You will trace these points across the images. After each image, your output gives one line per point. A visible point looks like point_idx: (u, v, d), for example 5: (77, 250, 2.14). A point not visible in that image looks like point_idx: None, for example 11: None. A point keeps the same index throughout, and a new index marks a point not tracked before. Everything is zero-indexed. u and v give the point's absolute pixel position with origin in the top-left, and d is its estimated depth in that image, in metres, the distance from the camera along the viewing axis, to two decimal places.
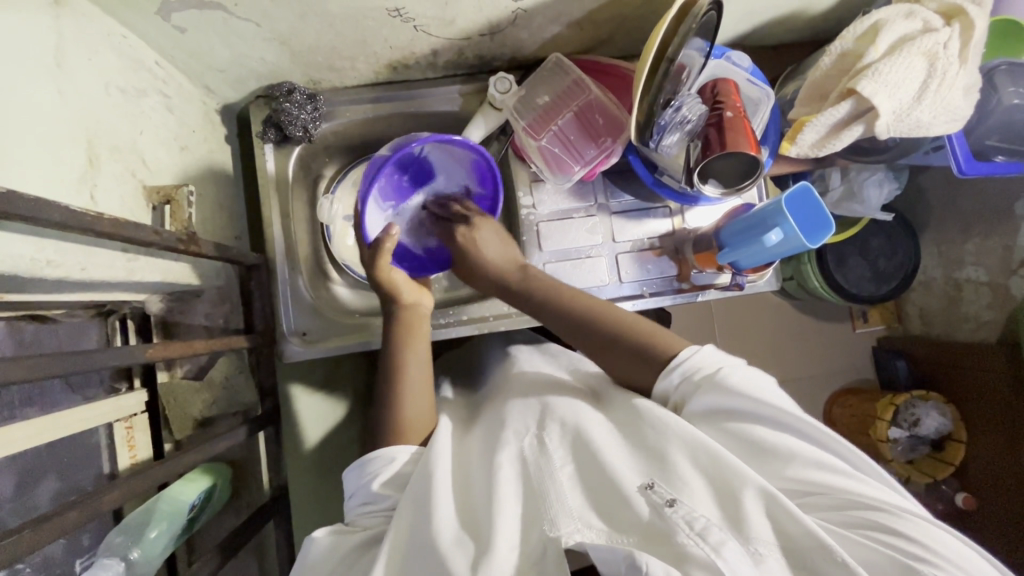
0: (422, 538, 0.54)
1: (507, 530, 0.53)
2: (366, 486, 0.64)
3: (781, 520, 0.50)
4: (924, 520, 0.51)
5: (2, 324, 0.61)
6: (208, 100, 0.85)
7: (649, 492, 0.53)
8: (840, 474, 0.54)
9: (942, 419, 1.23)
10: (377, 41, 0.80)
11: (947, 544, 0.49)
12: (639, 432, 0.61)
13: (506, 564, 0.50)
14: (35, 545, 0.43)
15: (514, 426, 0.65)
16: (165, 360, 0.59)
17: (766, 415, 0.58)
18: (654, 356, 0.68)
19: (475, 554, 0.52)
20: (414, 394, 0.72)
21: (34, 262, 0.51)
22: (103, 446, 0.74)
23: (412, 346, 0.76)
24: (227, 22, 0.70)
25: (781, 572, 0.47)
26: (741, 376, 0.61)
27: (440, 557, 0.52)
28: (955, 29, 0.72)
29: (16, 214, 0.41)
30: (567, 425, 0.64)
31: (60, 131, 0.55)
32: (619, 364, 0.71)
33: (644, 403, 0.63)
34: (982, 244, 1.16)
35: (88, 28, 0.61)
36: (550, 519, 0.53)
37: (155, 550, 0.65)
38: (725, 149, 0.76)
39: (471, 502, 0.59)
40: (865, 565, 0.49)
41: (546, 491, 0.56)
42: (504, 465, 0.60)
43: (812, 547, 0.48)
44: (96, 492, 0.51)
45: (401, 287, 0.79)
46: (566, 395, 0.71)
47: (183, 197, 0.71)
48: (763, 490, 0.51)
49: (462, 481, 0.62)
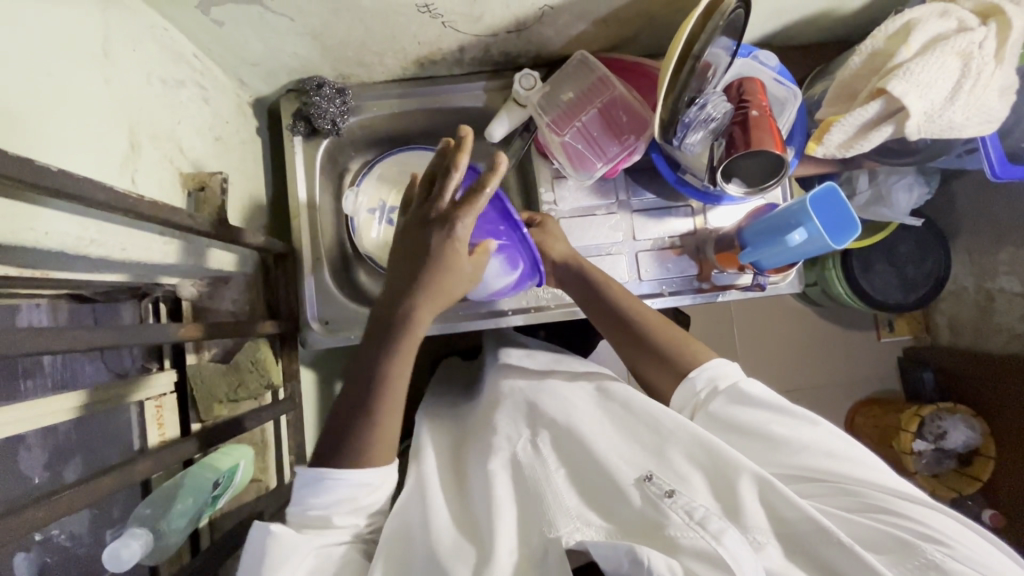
0: (422, 545, 0.57)
1: (506, 534, 0.55)
2: (331, 503, 0.61)
3: (778, 506, 0.52)
4: (940, 511, 0.53)
5: (44, 302, 0.64)
6: (242, 92, 0.88)
7: (645, 485, 0.56)
8: (837, 460, 0.58)
9: (970, 433, 1.20)
10: (406, 37, 0.82)
11: (943, 521, 0.52)
12: (632, 427, 0.63)
13: (507, 562, 0.53)
14: (75, 505, 0.45)
15: (505, 430, 0.67)
16: (196, 339, 0.61)
17: (777, 415, 0.61)
18: (674, 361, 0.69)
19: (476, 554, 0.55)
20: (393, 405, 0.64)
21: (80, 241, 0.53)
22: (134, 422, 0.75)
23: (405, 361, 0.64)
24: (263, 16, 0.72)
25: (779, 557, 0.50)
26: (751, 384, 0.64)
27: (440, 563, 0.54)
28: (990, 28, 0.71)
29: (67, 192, 0.44)
30: (560, 425, 0.65)
31: (105, 120, 0.58)
32: (647, 366, 0.71)
33: (639, 399, 0.65)
34: (1017, 254, 1.13)
35: (132, 20, 0.63)
36: (547, 520, 0.55)
37: (179, 524, 0.65)
38: (749, 147, 0.76)
39: (468, 511, 0.61)
40: (870, 545, 0.52)
41: (542, 492, 0.58)
42: (496, 472, 0.62)
43: (810, 532, 0.50)
44: (129, 462, 0.52)
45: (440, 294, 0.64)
46: (548, 385, 0.73)
47: (216, 183, 0.73)
48: (757, 477, 0.54)
49: (457, 480, 0.68)
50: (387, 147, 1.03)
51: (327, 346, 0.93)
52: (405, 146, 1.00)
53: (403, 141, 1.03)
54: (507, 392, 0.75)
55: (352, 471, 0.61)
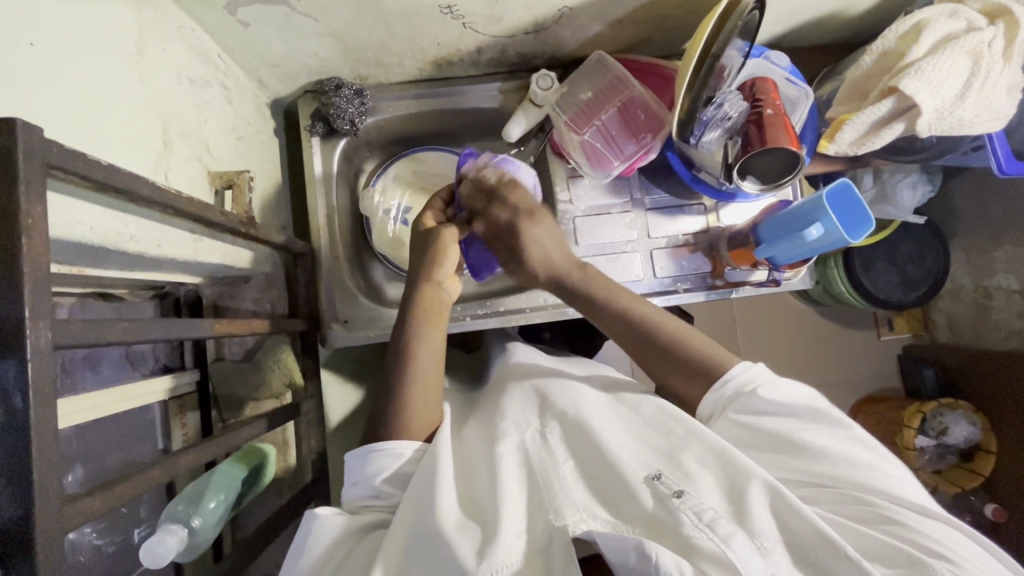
0: (428, 526, 0.55)
1: (512, 520, 0.54)
2: (371, 479, 0.65)
3: (788, 516, 0.52)
4: (955, 533, 0.52)
5: (74, 300, 0.64)
6: (260, 93, 0.88)
7: (655, 483, 0.55)
8: (857, 470, 0.57)
9: (971, 429, 1.21)
10: (426, 38, 0.83)
11: (954, 541, 0.51)
12: (644, 431, 0.64)
13: (512, 550, 0.51)
14: (130, 493, 0.44)
15: (514, 418, 0.67)
16: (228, 335, 0.60)
17: (804, 421, 0.61)
18: (704, 369, 0.68)
19: (479, 536, 0.53)
20: (422, 386, 0.72)
21: (120, 236, 0.54)
22: (157, 421, 0.80)
23: (432, 338, 0.75)
24: (288, 17, 0.73)
25: (786, 565, 0.49)
26: (778, 389, 0.63)
27: (445, 541, 0.53)
28: (999, 28, 0.73)
29: (114, 186, 0.44)
30: (569, 418, 0.66)
31: (138, 116, 0.58)
32: (669, 374, 0.71)
33: (649, 404, 0.67)
34: (1014, 251, 1.15)
35: (162, 19, 0.64)
36: (555, 508, 0.54)
37: (213, 519, 0.65)
38: (766, 145, 0.77)
39: (474, 496, 0.60)
40: (880, 557, 0.51)
41: (551, 482, 0.58)
42: (505, 454, 0.62)
43: (816, 545, 0.50)
44: (172, 454, 0.51)
45: (446, 262, 0.79)
46: (568, 383, 0.73)
47: (244, 182, 0.74)
48: (768, 485, 0.54)
49: (464, 469, 0.64)
50: (401, 147, 1.03)
51: (347, 344, 0.92)
52: (419, 150, 1.00)
53: (417, 142, 1.04)
54: (517, 384, 0.75)
55: (393, 441, 0.66)
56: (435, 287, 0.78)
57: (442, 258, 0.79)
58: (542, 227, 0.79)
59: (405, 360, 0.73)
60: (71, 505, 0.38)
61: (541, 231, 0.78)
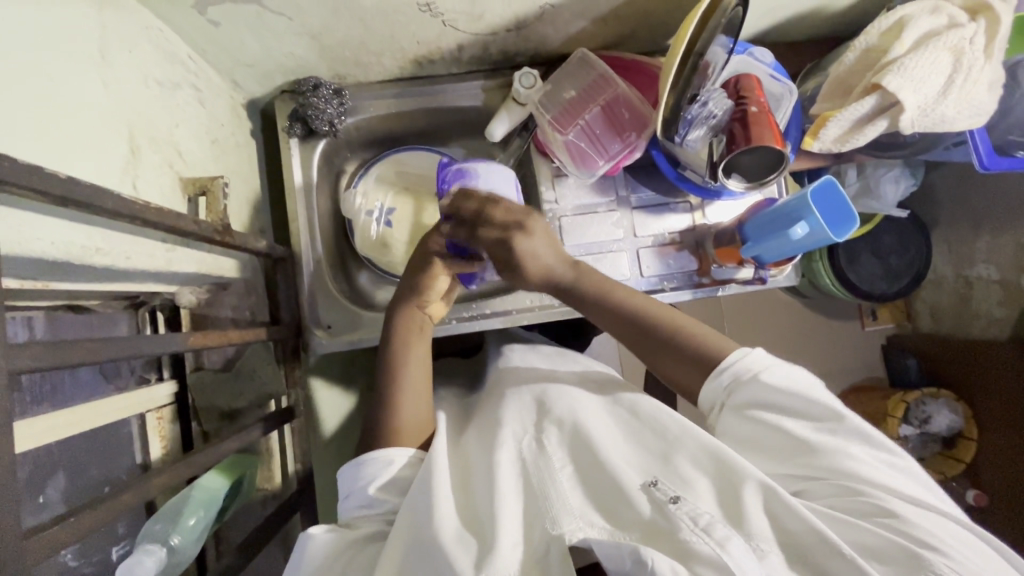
0: (423, 536, 0.55)
1: (510, 527, 0.54)
2: (364, 489, 0.64)
3: (781, 515, 0.51)
4: (951, 524, 0.52)
5: (40, 313, 0.62)
6: (235, 94, 0.86)
7: (651, 490, 0.54)
8: (854, 463, 0.56)
9: (953, 417, 1.23)
10: (405, 37, 0.81)
11: (951, 532, 0.51)
12: (641, 434, 0.63)
13: (510, 560, 0.51)
14: (96, 523, 0.42)
15: (511, 425, 0.66)
16: (204, 348, 0.58)
17: (801, 410, 0.60)
18: (702, 357, 0.68)
19: (473, 549, 0.52)
20: (413, 396, 0.71)
21: (84, 249, 0.53)
22: (134, 436, 0.76)
23: (420, 351, 0.75)
24: (261, 16, 0.70)
25: (782, 568, 0.48)
26: (776, 376, 0.62)
27: (440, 553, 0.52)
28: (980, 25, 0.73)
29: (74, 199, 0.42)
30: (566, 424, 0.65)
31: (103, 123, 0.56)
32: (672, 368, 0.70)
33: (647, 406, 0.66)
34: (994, 242, 1.16)
35: (127, 20, 0.62)
36: (552, 516, 0.53)
37: (191, 539, 0.64)
38: (750, 143, 0.76)
39: (472, 504, 0.59)
40: (876, 554, 0.50)
41: (546, 489, 0.57)
42: (502, 463, 0.60)
43: (812, 542, 0.49)
44: (146, 475, 0.50)
45: (434, 290, 0.77)
46: (566, 388, 0.72)
47: (218, 188, 0.71)
48: (762, 484, 0.53)
49: (462, 476, 0.64)
50: (383, 147, 1.01)
51: (332, 350, 0.90)
52: (402, 150, 0.99)
53: (399, 141, 1.01)
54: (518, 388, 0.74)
55: (380, 450, 0.66)
56: (420, 311, 0.77)
57: (431, 289, 0.77)
58: (540, 237, 0.71)
59: (394, 371, 0.72)
60: (34, 538, 0.37)
61: (537, 242, 0.71)
